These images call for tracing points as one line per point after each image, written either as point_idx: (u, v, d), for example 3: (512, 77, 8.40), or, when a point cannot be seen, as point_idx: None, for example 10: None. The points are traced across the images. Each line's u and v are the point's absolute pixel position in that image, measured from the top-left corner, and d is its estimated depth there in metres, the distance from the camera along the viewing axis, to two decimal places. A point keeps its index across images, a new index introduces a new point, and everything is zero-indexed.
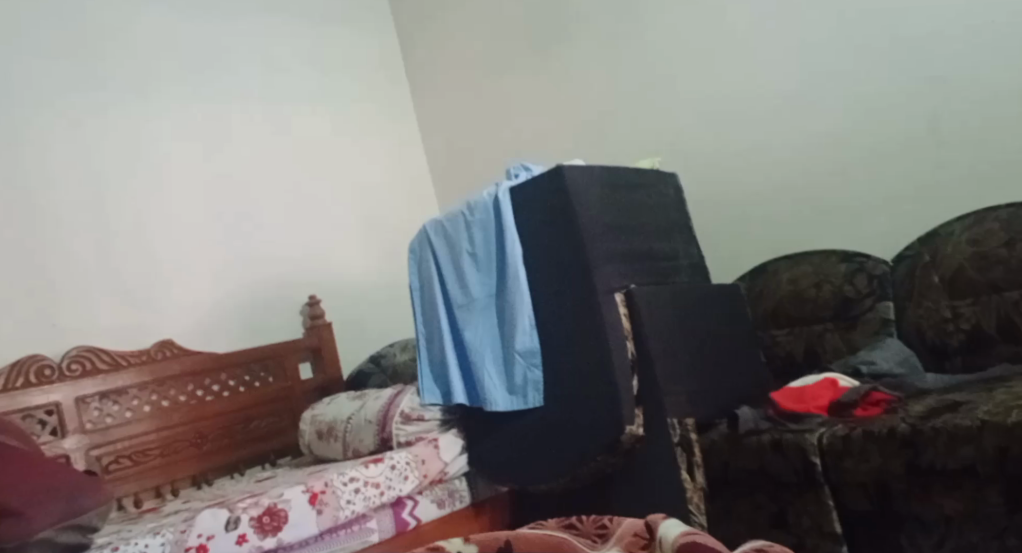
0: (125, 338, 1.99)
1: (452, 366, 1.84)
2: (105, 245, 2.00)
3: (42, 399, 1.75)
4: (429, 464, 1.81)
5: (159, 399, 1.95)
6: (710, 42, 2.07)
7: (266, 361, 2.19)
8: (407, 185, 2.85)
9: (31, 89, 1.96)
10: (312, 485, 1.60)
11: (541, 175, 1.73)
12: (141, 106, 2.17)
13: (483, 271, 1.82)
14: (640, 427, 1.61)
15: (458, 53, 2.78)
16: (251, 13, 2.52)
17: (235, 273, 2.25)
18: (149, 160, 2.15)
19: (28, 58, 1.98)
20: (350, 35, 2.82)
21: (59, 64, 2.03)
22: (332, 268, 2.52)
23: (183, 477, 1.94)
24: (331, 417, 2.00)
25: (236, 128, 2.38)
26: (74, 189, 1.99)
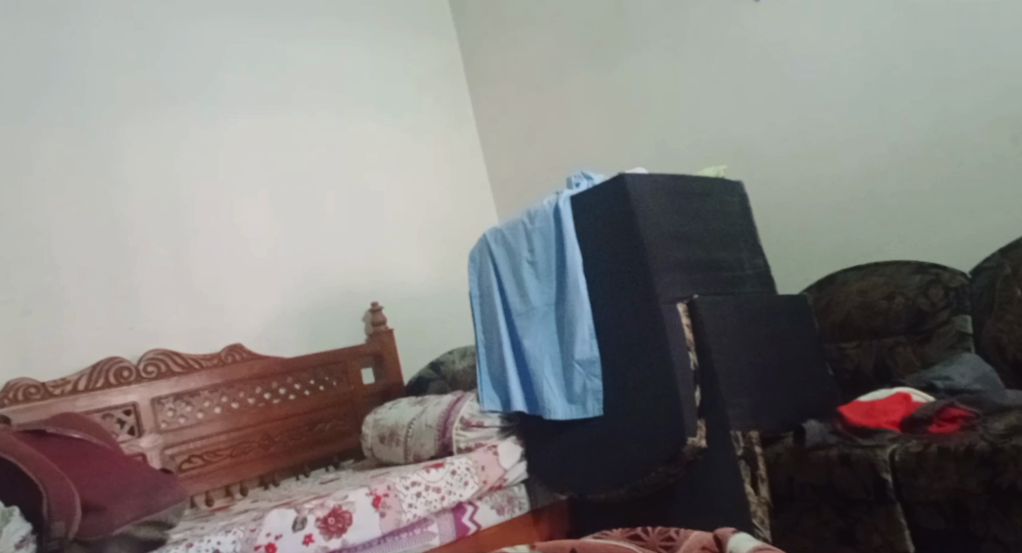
0: (195, 341, 2.05)
1: (511, 375, 1.85)
2: (180, 251, 2.08)
3: (120, 399, 1.82)
4: (488, 470, 1.82)
5: (229, 402, 2.00)
6: (776, 47, 2.05)
7: (329, 365, 2.23)
8: (467, 193, 2.88)
9: (113, 101, 2.07)
10: (376, 487, 1.62)
11: (603, 183, 1.73)
12: (214, 116, 2.25)
13: (543, 279, 1.83)
14: (702, 438, 1.60)
15: (520, 62, 2.80)
16: (319, 26, 2.59)
17: (301, 278, 2.30)
18: (220, 168, 2.22)
19: (111, 72, 2.08)
20: (414, 46, 2.88)
21: (140, 79, 2.13)
22: (395, 275, 2.55)
23: (252, 478, 1.99)
24: (393, 421, 2.03)
25: (304, 138, 2.44)
26: (152, 198, 2.07)
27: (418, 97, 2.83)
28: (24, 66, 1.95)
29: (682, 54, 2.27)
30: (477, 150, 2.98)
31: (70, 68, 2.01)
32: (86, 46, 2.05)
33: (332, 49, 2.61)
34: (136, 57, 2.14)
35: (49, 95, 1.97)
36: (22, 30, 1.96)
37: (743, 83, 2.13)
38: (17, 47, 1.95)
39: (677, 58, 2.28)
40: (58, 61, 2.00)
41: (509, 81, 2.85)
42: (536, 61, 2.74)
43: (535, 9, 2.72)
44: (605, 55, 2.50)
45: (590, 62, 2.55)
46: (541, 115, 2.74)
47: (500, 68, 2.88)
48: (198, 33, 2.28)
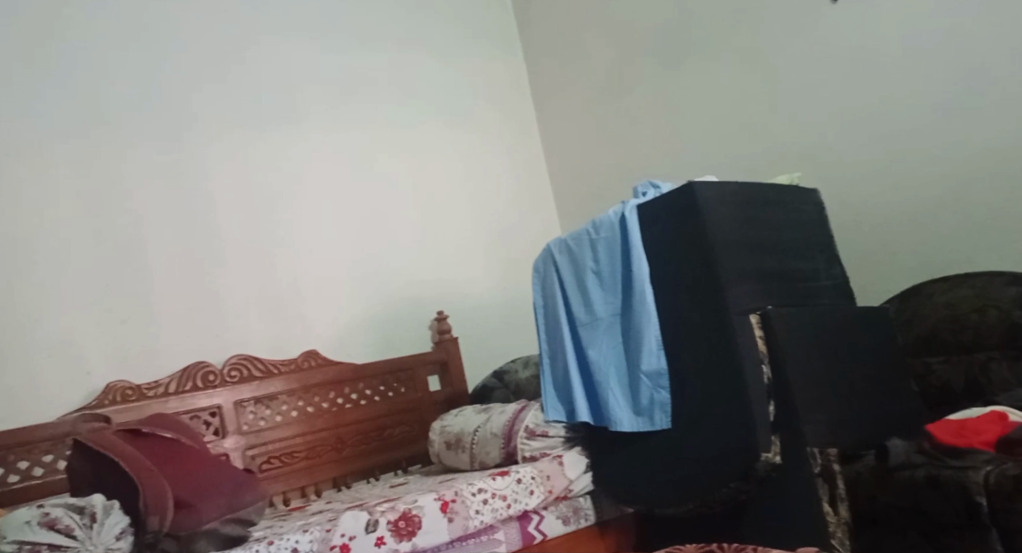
0: (275, 347, 2.15)
1: (575, 385, 1.84)
2: (259, 262, 2.19)
3: (206, 401, 1.93)
4: (554, 480, 1.82)
5: (305, 406, 2.09)
6: (852, 50, 1.97)
7: (398, 372, 2.29)
8: (532, 203, 2.90)
9: (200, 121, 2.20)
10: (443, 493, 1.66)
11: (670, 192, 1.71)
12: (290, 132, 2.35)
13: (608, 289, 1.82)
14: (776, 454, 1.56)
15: (586, 72, 2.79)
16: (389, 43, 2.67)
17: (370, 288, 2.38)
18: (295, 182, 2.32)
19: (200, 95, 2.21)
20: (481, 59, 2.92)
21: (224, 99, 2.26)
22: (460, 285, 2.60)
23: (326, 480, 2.06)
24: (459, 428, 2.05)
25: (373, 151, 2.52)
26: (234, 211, 2.19)
27: (485, 110, 2.87)
28: (124, 88, 2.09)
29: (755, 61, 2.21)
30: (542, 162, 3.00)
31: (162, 90, 2.15)
32: (178, 70, 2.19)
33: (403, 65, 2.68)
34: (221, 78, 2.26)
35: (146, 115, 2.11)
36: (123, 56, 2.11)
37: (820, 88, 2.05)
38: (117, 71, 2.09)
39: (749, 64, 2.23)
40: (153, 84, 2.14)
41: (575, 91, 2.85)
42: (603, 70, 2.72)
43: (602, 20, 2.71)
44: (674, 62, 2.46)
45: (659, 69, 2.51)
46: (608, 123, 2.72)
47: (566, 79, 2.88)
48: (277, 55, 2.40)
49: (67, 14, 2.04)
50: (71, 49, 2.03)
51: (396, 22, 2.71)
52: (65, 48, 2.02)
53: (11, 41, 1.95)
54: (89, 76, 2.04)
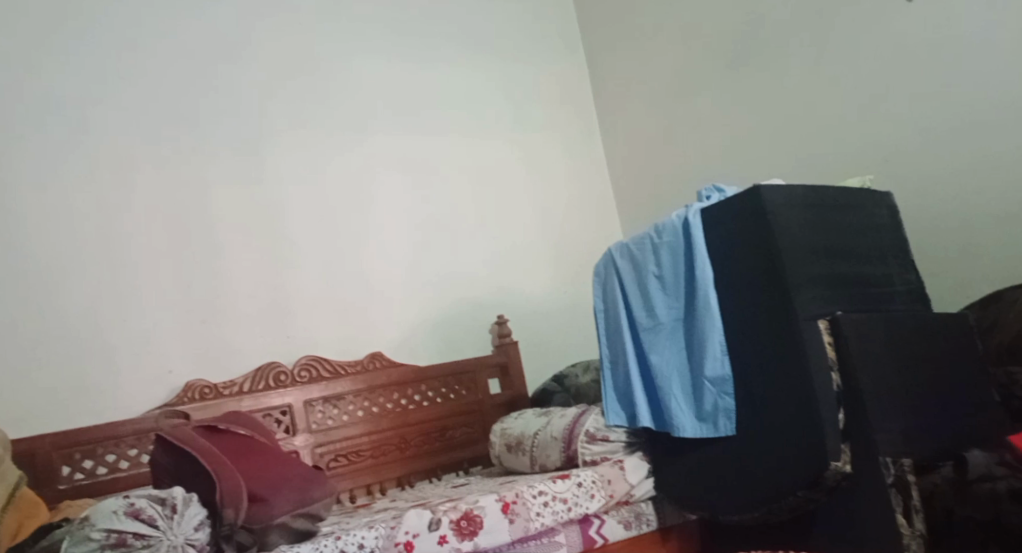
0: (343, 349, 2.22)
1: (637, 390, 1.83)
2: (327, 266, 2.25)
3: (278, 400, 2.00)
4: (615, 485, 1.82)
5: (370, 405, 2.15)
6: (926, 47, 1.89)
7: (459, 374, 2.32)
8: (593, 206, 2.89)
9: (272, 131, 2.28)
10: (505, 494, 1.69)
11: (735, 196, 1.68)
12: (359, 141, 2.42)
13: (670, 294, 1.80)
14: (847, 463, 1.52)
15: (649, 75, 2.77)
16: (452, 51, 2.70)
17: (433, 292, 2.42)
18: (360, 189, 2.38)
19: (272, 107, 2.29)
20: (542, 64, 2.92)
21: (295, 109, 2.33)
22: (520, 289, 2.61)
23: (391, 478, 2.11)
24: (519, 431, 2.07)
25: (436, 158, 2.56)
26: (303, 217, 2.26)
27: (546, 115, 2.87)
28: (203, 102, 2.19)
29: (824, 61, 2.14)
30: (603, 165, 2.99)
31: (236, 102, 2.24)
32: (252, 83, 2.28)
33: (465, 72, 2.71)
34: (291, 90, 2.34)
35: (222, 125, 2.20)
36: (200, 70, 2.20)
37: (893, 88, 1.97)
38: (196, 86, 2.19)
39: (817, 64, 2.16)
40: (228, 97, 2.23)
41: (637, 94, 2.83)
42: (666, 73, 2.69)
43: (666, 23, 2.68)
44: (739, 65, 2.41)
45: (724, 73, 2.47)
46: (671, 127, 2.69)
47: (629, 82, 2.86)
48: (343, 65, 2.46)
49: (149, 31, 2.16)
50: (153, 64, 2.14)
51: (458, 29, 2.74)
52: (149, 64, 2.13)
53: (101, 57, 2.07)
54: (170, 90, 2.15)
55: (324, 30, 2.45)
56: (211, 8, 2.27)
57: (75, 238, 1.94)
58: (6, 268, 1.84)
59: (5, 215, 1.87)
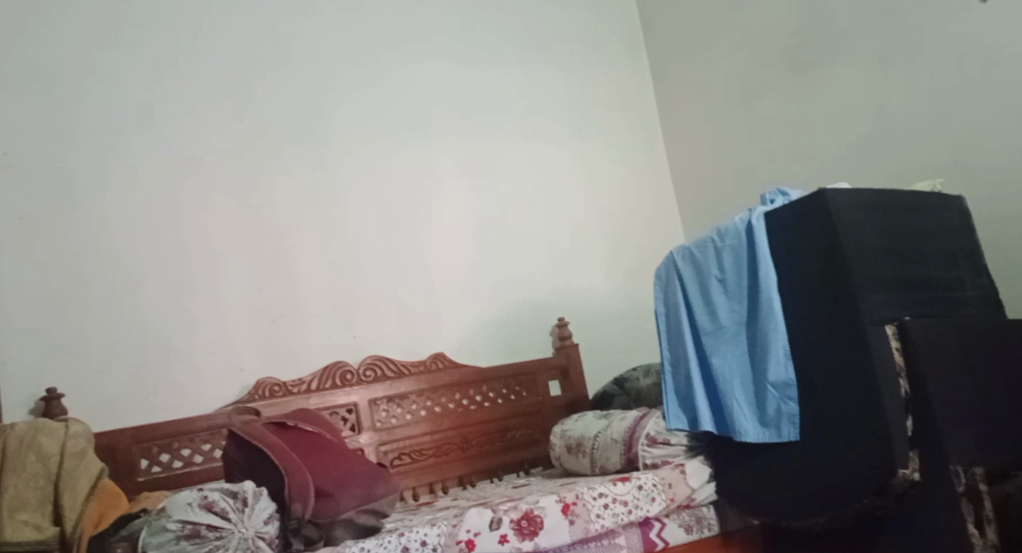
0: (407, 349, 2.26)
1: (699, 394, 1.83)
2: (395, 267, 2.31)
3: (344, 398, 2.06)
4: (676, 488, 1.82)
5: (432, 405, 2.19)
6: (999, 49, 1.86)
7: (520, 375, 2.35)
8: (655, 209, 2.90)
9: (346, 137, 2.34)
10: (565, 496, 1.71)
11: (799, 200, 1.68)
12: (427, 146, 2.47)
13: (733, 298, 1.80)
14: (915, 471, 1.51)
15: (712, 80, 2.77)
16: (515, 56, 2.74)
17: (495, 294, 2.45)
18: (426, 192, 2.43)
19: (344, 113, 2.36)
20: (604, 67, 2.94)
21: (365, 115, 2.40)
22: (581, 292, 2.63)
23: (452, 477, 2.15)
24: (580, 433, 2.08)
25: (500, 161, 2.59)
26: (372, 220, 2.31)
27: (607, 118, 2.89)
28: (278, 107, 2.26)
29: (893, 64, 2.12)
30: (667, 169, 2.98)
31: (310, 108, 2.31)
32: (325, 90, 2.35)
33: (529, 77, 2.75)
34: (362, 96, 2.40)
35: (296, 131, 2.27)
36: (277, 79, 2.28)
37: (965, 91, 1.94)
38: (272, 93, 2.26)
39: (886, 68, 2.14)
40: (303, 103, 2.30)
41: (700, 98, 2.83)
42: (729, 78, 2.69)
43: (730, 28, 2.68)
44: (803, 69, 2.41)
45: (788, 78, 2.47)
46: (733, 133, 2.69)
47: (692, 87, 2.86)
48: (411, 71, 2.51)
49: (230, 41, 2.24)
50: (232, 72, 2.22)
51: (522, 35, 2.78)
52: (229, 72, 2.22)
53: (183, 66, 2.16)
54: (248, 97, 2.23)
55: (395, 39, 2.51)
56: (287, 18, 2.34)
57: (155, 239, 2.02)
58: (91, 267, 1.93)
59: (90, 217, 1.96)
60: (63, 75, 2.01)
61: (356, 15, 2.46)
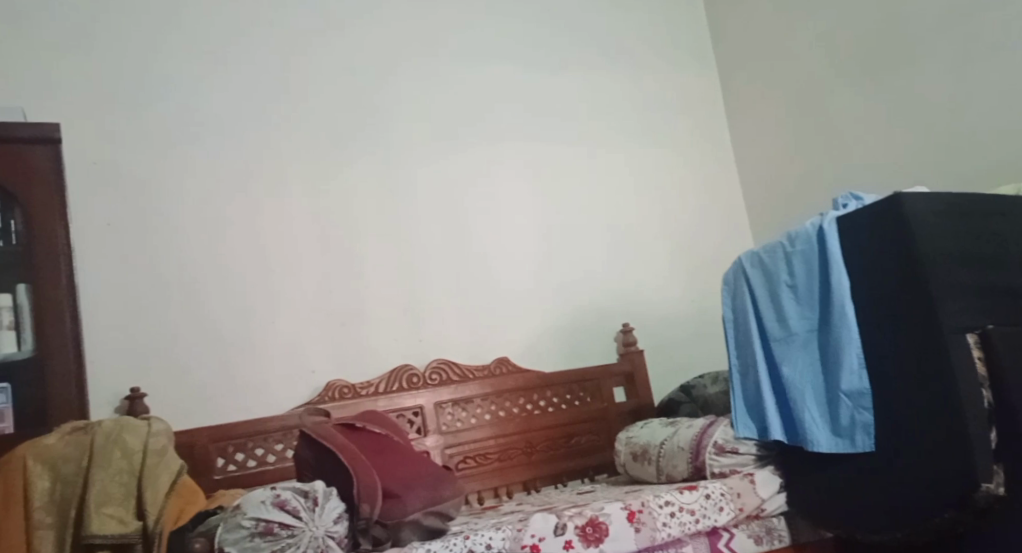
0: (472, 354, 2.29)
1: (769, 402, 1.80)
2: (461, 273, 2.34)
3: (411, 401, 2.10)
4: (745, 498, 1.79)
5: (497, 409, 2.21)
6: None
7: (584, 381, 2.35)
8: (721, 214, 2.86)
9: (415, 146, 2.39)
10: (631, 503, 1.70)
11: (874, 204, 1.64)
12: (493, 153, 2.50)
13: (803, 305, 1.76)
14: (1000, 486, 1.45)
15: (781, 83, 2.73)
16: (581, 62, 2.75)
17: (559, 300, 2.46)
18: (493, 198, 2.46)
19: (414, 121, 2.41)
20: (671, 72, 2.92)
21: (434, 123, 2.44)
22: (646, 298, 2.61)
23: (517, 482, 2.16)
24: (646, 440, 2.06)
25: (565, 167, 2.60)
26: (440, 227, 2.35)
27: (672, 123, 2.86)
28: (351, 116, 2.32)
29: (973, 66, 2.06)
30: (735, 173, 2.94)
31: (382, 117, 2.36)
32: (397, 99, 2.40)
33: (594, 83, 2.75)
34: (432, 105, 2.45)
35: (368, 139, 2.33)
36: (350, 88, 2.34)
37: None
38: (346, 102, 2.33)
39: (966, 70, 2.08)
40: (375, 113, 2.36)
41: (768, 102, 2.79)
42: (798, 81, 2.65)
43: (800, 31, 2.64)
44: (877, 71, 2.35)
45: (860, 79, 2.41)
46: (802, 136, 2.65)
47: (761, 90, 2.82)
48: (479, 80, 2.55)
49: (306, 53, 2.31)
50: (310, 83, 2.29)
51: (589, 41, 2.78)
52: (304, 82, 2.28)
53: (260, 76, 2.23)
54: (324, 107, 2.29)
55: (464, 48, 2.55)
56: (360, 29, 2.40)
57: (231, 244, 2.08)
58: (172, 272, 2.00)
59: (172, 223, 2.04)
60: (148, 87, 2.09)
61: (427, 25, 2.51)
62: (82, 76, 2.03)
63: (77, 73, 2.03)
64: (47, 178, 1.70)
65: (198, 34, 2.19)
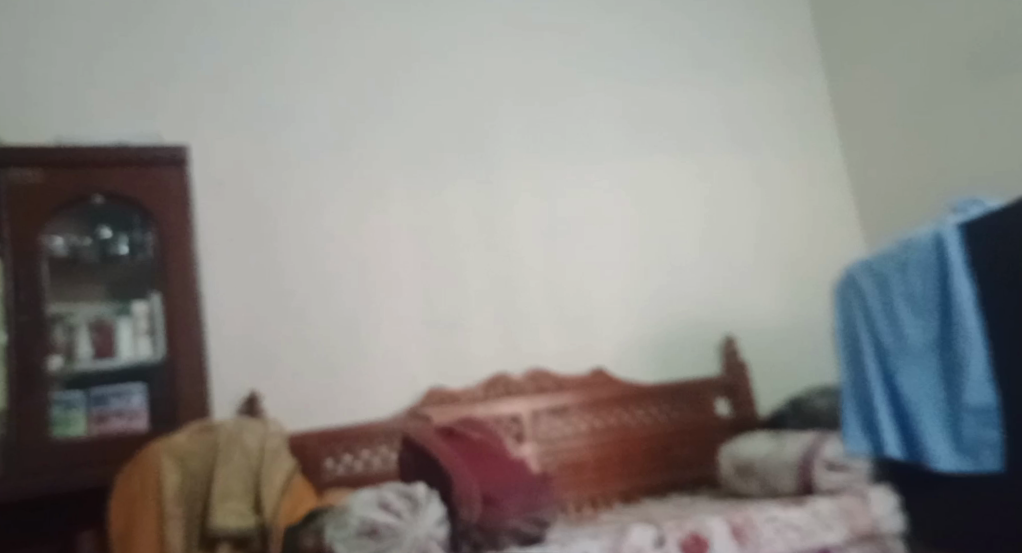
0: (567, 363, 2.30)
1: (883, 417, 1.70)
2: (556, 282, 2.36)
3: (507, 408, 2.13)
4: (857, 517, 1.74)
5: (594, 419, 2.22)
6: None
7: (684, 392, 2.33)
8: (828, 223, 2.76)
9: (514, 158, 2.44)
10: (734, 517, 1.66)
11: (999, 208, 1.52)
12: (590, 164, 2.52)
13: (920, 315, 1.65)
14: None
15: (894, 84, 2.59)
16: (678, 70, 2.72)
17: (653, 310, 2.44)
18: (588, 209, 2.47)
19: (513, 134, 2.46)
20: (773, 76, 2.84)
21: (533, 135, 2.48)
22: (748, 309, 2.56)
23: (615, 493, 2.16)
24: (750, 453, 1.98)
25: (663, 177, 2.59)
26: (535, 237, 2.38)
27: (775, 129, 2.78)
28: (452, 131, 2.39)
29: None
30: (844, 177, 2.83)
31: (481, 131, 2.43)
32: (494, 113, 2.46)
33: (692, 90, 2.72)
34: (530, 118, 2.49)
35: (468, 152, 2.39)
36: (450, 103, 2.41)
37: None
38: (445, 117, 2.40)
39: None
40: (474, 127, 2.42)
41: (880, 104, 2.66)
42: (912, 82, 2.52)
43: (914, 29, 2.50)
44: (1002, 70, 2.20)
45: (983, 79, 2.27)
46: (919, 139, 2.51)
47: (871, 93, 2.70)
48: (577, 92, 2.57)
49: (410, 71, 2.40)
50: (413, 99, 2.38)
51: (686, 49, 2.75)
52: (408, 99, 2.37)
53: (365, 95, 2.33)
54: (426, 122, 2.37)
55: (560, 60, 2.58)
56: (460, 46, 2.47)
57: (339, 255, 2.18)
58: (285, 282, 2.12)
59: (284, 235, 2.15)
60: (265, 110, 2.23)
61: (525, 39, 2.56)
62: (203, 100, 2.18)
63: (199, 97, 2.18)
64: (180, 200, 1.85)
65: (309, 57, 2.31)
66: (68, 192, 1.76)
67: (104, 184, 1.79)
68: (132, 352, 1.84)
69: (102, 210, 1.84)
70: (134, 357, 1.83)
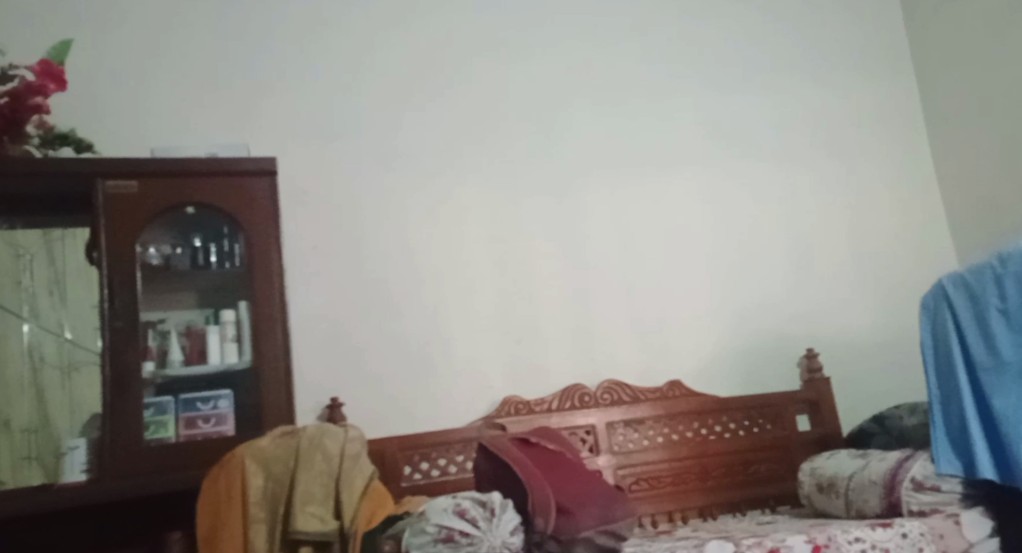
0: (643, 376, 2.29)
1: (976, 436, 1.65)
2: (634, 293, 2.35)
3: (583, 420, 2.13)
4: (949, 540, 1.69)
5: (670, 432, 2.20)
6: None
7: (763, 407, 2.29)
8: (914, 234, 2.67)
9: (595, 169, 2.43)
10: (815, 537, 1.63)
11: None
12: (669, 174, 2.50)
13: (1017, 331, 1.61)
14: None
15: (992, 92, 2.53)
16: (762, 78, 2.68)
17: (732, 322, 2.40)
18: (667, 220, 2.45)
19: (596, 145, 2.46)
20: (858, 82, 2.78)
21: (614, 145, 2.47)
22: (831, 323, 2.50)
23: (691, 508, 2.14)
24: (832, 471, 1.95)
25: (742, 186, 2.55)
26: (615, 248, 2.38)
27: (857, 136, 2.72)
28: (536, 142, 2.40)
29: None
30: (932, 187, 2.75)
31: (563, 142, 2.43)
32: (576, 123, 2.46)
33: (776, 97, 2.68)
34: (613, 128, 2.49)
35: (549, 164, 2.40)
36: (533, 114, 2.42)
37: None
38: (529, 129, 2.41)
39: None
40: (557, 138, 2.43)
41: (975, 111, 2.60)
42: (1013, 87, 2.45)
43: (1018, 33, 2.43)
44: None
45: None
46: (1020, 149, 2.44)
47: (965, 100, 2.63)
48: (659, 101, 2.56)
49: (495, 83, 2.41)
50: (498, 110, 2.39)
51: (770, 57, 2.71)
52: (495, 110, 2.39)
53: (453, 106, 2.36)
54: (510, 134, 2.39)
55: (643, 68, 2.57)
56: (544, 57, 2.49)
57: (419, 265, 2.21)
58: (367, 291, 2.16)
59: (368, 244, 2.19)
60: (351, 122, 2.26)
61: (608, 50, 2.56)
62: (292, 112, 2.23)
63: (287, 109, 2.22)
64: (263, 208, 1.90)
65: (398, 67, 2.34)
66: (163, 202, 1.82)
67: (196, 193, 1.85)
68: (220, 359, 1.89)
69: (194, 219, 1.90)
70: (222, 363, 1.88)
